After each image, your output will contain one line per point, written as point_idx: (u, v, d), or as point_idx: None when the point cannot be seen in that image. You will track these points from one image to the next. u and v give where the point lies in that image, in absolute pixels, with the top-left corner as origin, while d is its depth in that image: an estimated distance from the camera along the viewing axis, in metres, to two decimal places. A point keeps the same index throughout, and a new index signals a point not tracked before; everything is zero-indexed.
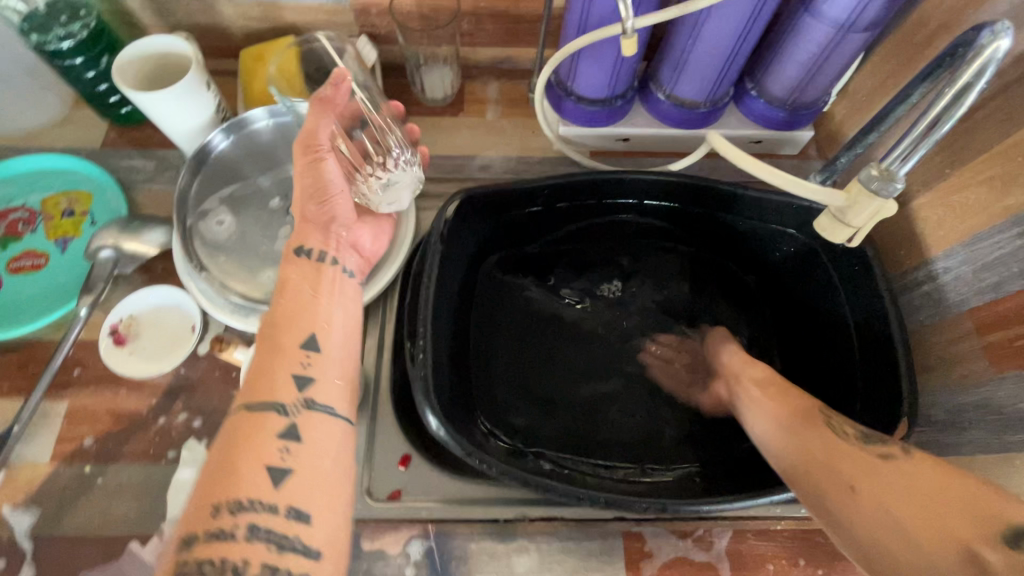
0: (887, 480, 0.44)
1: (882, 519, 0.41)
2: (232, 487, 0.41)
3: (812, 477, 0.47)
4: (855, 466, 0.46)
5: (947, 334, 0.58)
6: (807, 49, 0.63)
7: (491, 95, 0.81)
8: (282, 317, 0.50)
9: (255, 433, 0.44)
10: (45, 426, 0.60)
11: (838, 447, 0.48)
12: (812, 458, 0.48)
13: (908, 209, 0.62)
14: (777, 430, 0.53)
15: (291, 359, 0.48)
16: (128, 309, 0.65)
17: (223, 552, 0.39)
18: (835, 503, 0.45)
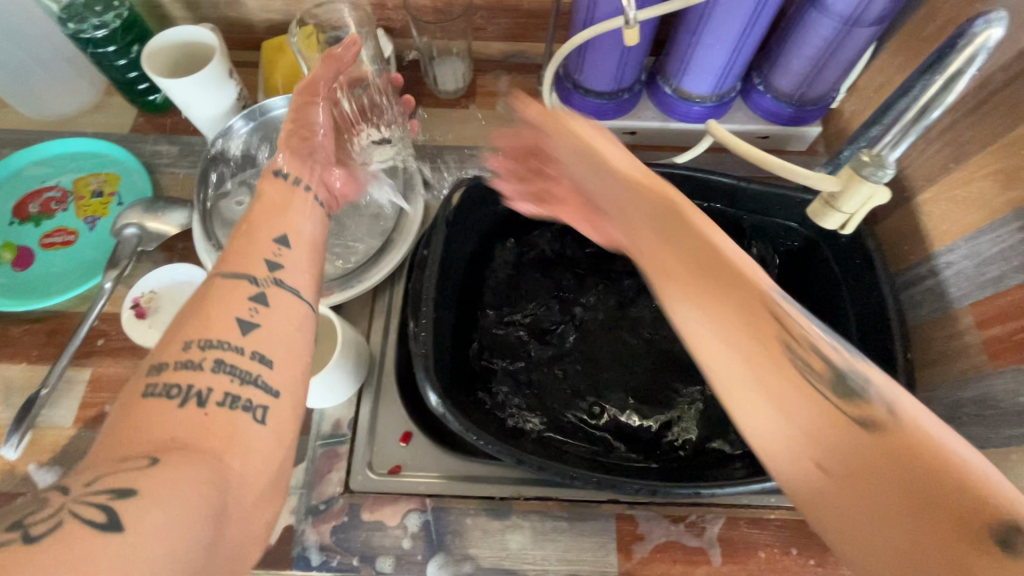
0: (874, 476, 0.33)
1: (855, 521, 0.34)
2: (205, 330, 0.41)
3: (783, 446, 0.37)
4: (826, 448, 0.35)
5: (948, 329, 0.58)
6: (813, 43, 0.63)
7: (502, 88, 0.83)
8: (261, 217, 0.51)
9: (227, 292, 0.44)
10: (69, 392, 0.64)
11: (820, 426, 0.35)
12: (798, 440, 0.36)
13: (913, 203, 0.62)
14: (744, 390, 0.38)
15: (257, 248, 0.48)
16: (150, 285, 0.67)
17: (189, 378, 0.38)
18: (796, 477, 0.36)
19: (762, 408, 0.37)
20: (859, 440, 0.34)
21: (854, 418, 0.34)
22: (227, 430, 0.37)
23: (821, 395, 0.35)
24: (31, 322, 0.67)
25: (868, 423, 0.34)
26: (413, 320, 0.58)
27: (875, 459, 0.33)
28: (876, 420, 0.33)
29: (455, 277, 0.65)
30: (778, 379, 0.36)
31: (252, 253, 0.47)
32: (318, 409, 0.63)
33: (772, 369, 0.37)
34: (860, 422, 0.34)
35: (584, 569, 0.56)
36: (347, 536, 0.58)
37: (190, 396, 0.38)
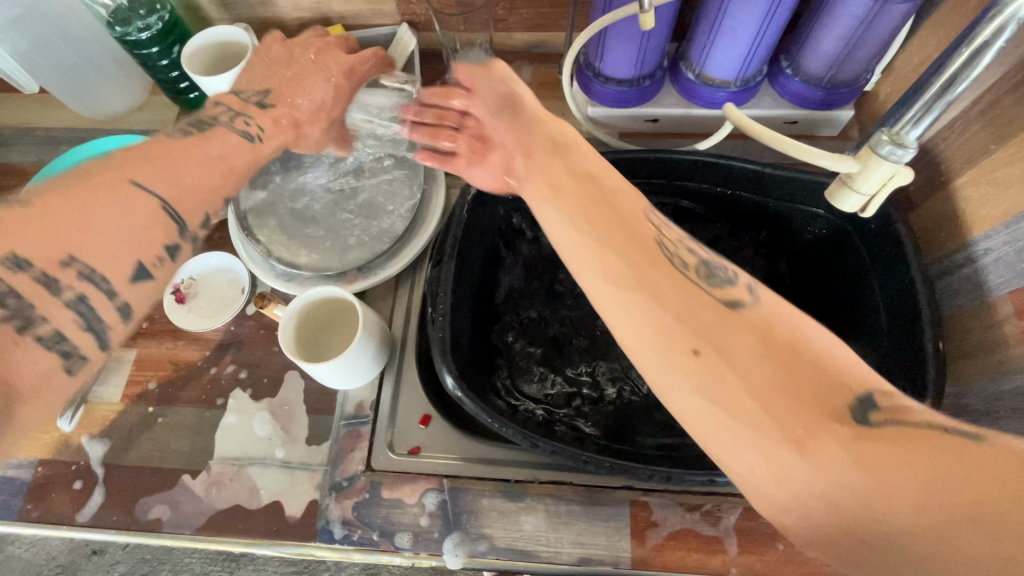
0: (766, 374, 0.37)
1: (711, 393, 0.37)
2: (89, 246, 0.46)
3: (684, 385, 0.38)
4: (706, 333, 0.39)
5: (985, 319, 0.55)
6: (843, 22, 0.61)
7: (524, 79, 0.84)
8: (196, 156, 0.55)
9: (137, 219, 0.49)
10: (117, 370, 0.69)
11: (699, 315, 0.40)
12: (663, 334, 0.39)
13: (948, 187, 0.59)
14: (620, 297, 0.41)
15: (205, 197, 0.54)
16: (189, 272, 0.72)
17: (40, 298, 0.45)
18: (675, 371, 0.38)
19: (635, 306, 0.41)
20: (753, 342, 0.38)
21: (725, 302, 0.40)
22: (34, 364, 0.45)
23: (710, 293, 0.41)
24: None
25: (733, 303, 0.40)
26: (431, 305, 0.60)
27: (756, 346, 0.38)
28: (743, 299, 0.41)
29: (474, 265, 0.66)
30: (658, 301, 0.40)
31: (198, 201, 0.53)
32: (342, 391, 0.65)
33: (654, 275, 0.42)
34: (727, 304, 0.40)
35: (597, 553, 0.57)
36: (368, 512, 0.60)
37: (21, 314, 0.44)
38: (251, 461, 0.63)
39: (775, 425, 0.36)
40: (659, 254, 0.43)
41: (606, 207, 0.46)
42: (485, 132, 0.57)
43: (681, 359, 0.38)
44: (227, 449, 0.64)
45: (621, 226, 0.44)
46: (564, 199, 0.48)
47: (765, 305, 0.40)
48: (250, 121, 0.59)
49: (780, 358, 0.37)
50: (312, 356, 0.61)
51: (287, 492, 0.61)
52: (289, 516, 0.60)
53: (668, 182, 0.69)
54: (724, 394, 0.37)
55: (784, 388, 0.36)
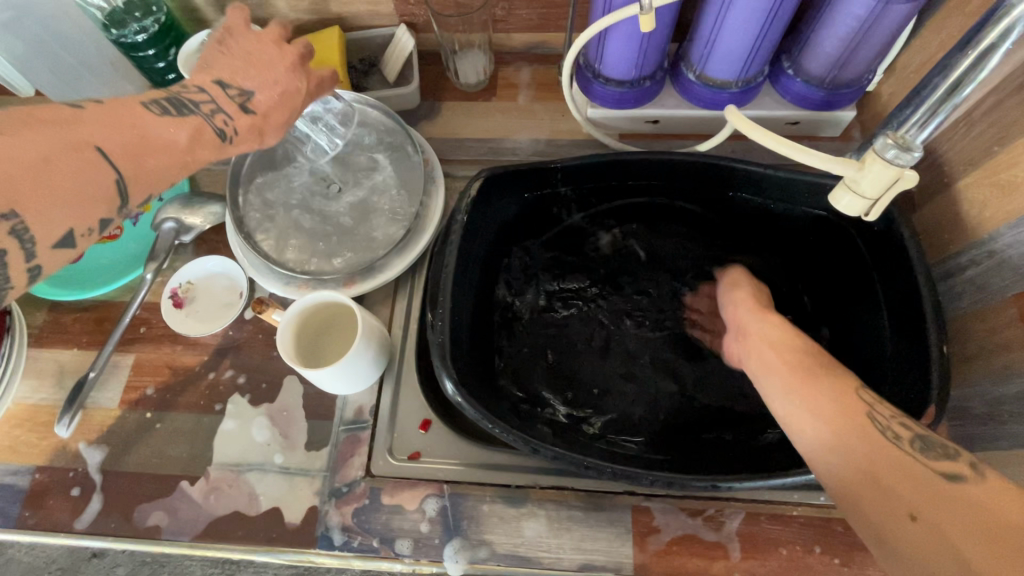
0: (961, 517, 0.37)
1: (841, 452, 0.45)
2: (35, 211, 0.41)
3: (786, 393, 0.51)
4: (928, 501, 0.40)
5: (989, 322, 0.55)
6: (845, 22, 0.60)
7: (523, 79, 0.83)
8: (166, 141, 0.49)
9: (88, 186, 0.43)
10: (115, 375, 0.68)
11: (890, 473, 0.42)
12: (863, 477, 0.43)
13: (952, 189, 0.59)
14: (824, 456, 0.46)
15: (160, 183, 0.49)
16: (186, 276, 0.72)
17: None
18: (894, 532, 0.40)
19: (819, 434, 0.47)
20: (955, 487, 0.39)
21: (947, 472, 0.41)
22: None
23: (923, 461, 0.42)
24: (81, 311, 0.72)
25: (957, 475, 0.40)
26: (431, 309, 0.59)
27: (961, 492, 0.39)
28: (966, 470, 0.40)
29: (474, 268, 0.66)
30: (813, 437, 0.47)
31: (153, 183, 0.49)
32: (341, 395, 0.65)
33: (868, 449, 0.44)
34: (950, 473, 0.40)
35: (598, 559, 0.57)
36: (367, 518, 0.59)
37: None
38: (250, 467, 0.63)
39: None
40: (864, 421, 0.46)
41: (812, 376, 0.51)
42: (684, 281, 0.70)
43: (895, 521, 0.40)
44: (225, 455, 0.63)
45: (815, 387, 0.49)
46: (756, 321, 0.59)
47: (991, 482, 0.39)
48: (229, 119, 0.52)
49: (985, 505, 0.37)
50: (310, 360, 0.61)
51: (287, 498, 0.61)
52: (289, 523, 0.60)
53: (669, 183, 0.69)
54: (929, 531, 0.38)
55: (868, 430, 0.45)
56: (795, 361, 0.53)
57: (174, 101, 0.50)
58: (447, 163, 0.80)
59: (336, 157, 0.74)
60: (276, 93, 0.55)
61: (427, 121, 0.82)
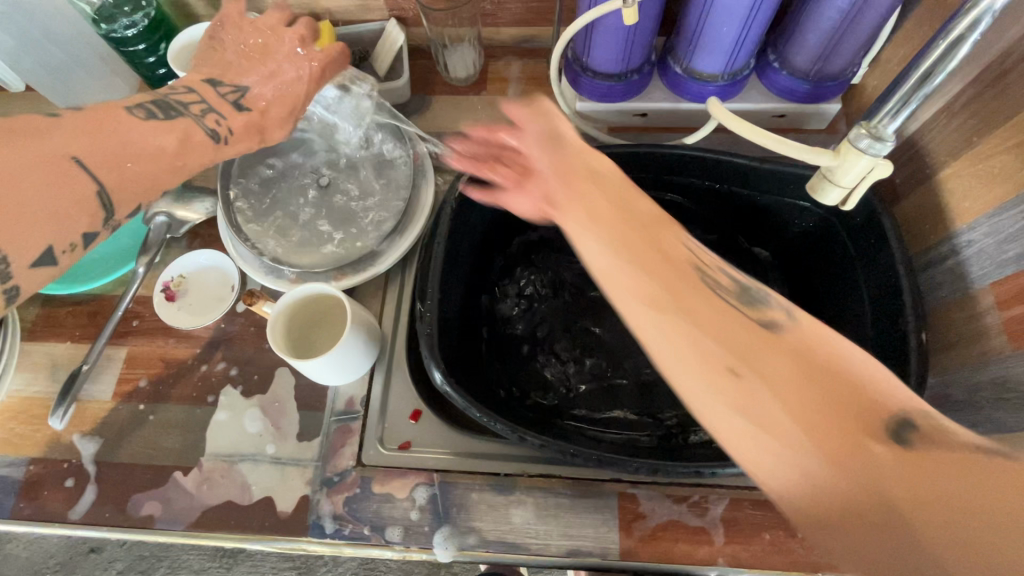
0: (780, 371, 0.38)
1: (798, 444, 0.36)
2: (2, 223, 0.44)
3: (702, 381, 0.38)
4: (749, 357, 0.38)
5: (968, 309, 0.56)
6: (829, 15, 0.61)
7: (514, 74, 0.84)
8: (149, 144, 0.53)
9: (65, 199, 0.47)
10: (108, 368, 0.69)
11: (726, 339, 0.39)
12: (704, 357, 0.39)
13: (933, 180, 0.59)
14: (668, 338, 0.40)
15: (149, 187, 0.54)
16: (178, 270, 0.73)
17: None
18: (714, 394, 0.38)
19: (757, 434, 0.37)
20: (779, 348, 0.39)
21: (766, 325, 0.40)
22: None
23: (726, 307, 0.41)
24: (74, 305, 0.72)
25: (772, 326, 0.40)
26: (420, 301, 0.60)
27: (777, 348, 0.39)
28: (783, 321, 0.40)
29: (464, 261, 0.67)
30: (671, 325, 0.40)
31: (143, 190, 0.53)
32: (332, 387, 0.66)
33: (690, 309, 0.41)
34: (772, 330, 0.40)
35: (585, 545, 0.58)
36: (358, 506, 0.60)
37: None
38: (242, 458, 0.63)
39: (817, 445, 0.35)
40: (692, 281, 0.42)
41: (639, 225, 0.45)
42: (520, 159, 0.53)
43: (719, 380, 0.38)
44: (217, 446, 0.64)
45: (674, 287, 0.42)
46: (604, 227, 0.45)
47: (802, 326, 0.40)
48: (220, 119, 0.58)
49: (806, 365, 0.38)
50: (300, 351, 0.61)
51: (278, 488, 0.62)
52: (280, 512, 0.61)
53: (655, 177, 0.70)
54: (750, 389, 0.37)
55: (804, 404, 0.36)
56: (590, 200, 0.47)
57: (161, 105, 0.56)
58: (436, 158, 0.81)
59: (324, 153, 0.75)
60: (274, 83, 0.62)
61: (417, 115, 0.82)
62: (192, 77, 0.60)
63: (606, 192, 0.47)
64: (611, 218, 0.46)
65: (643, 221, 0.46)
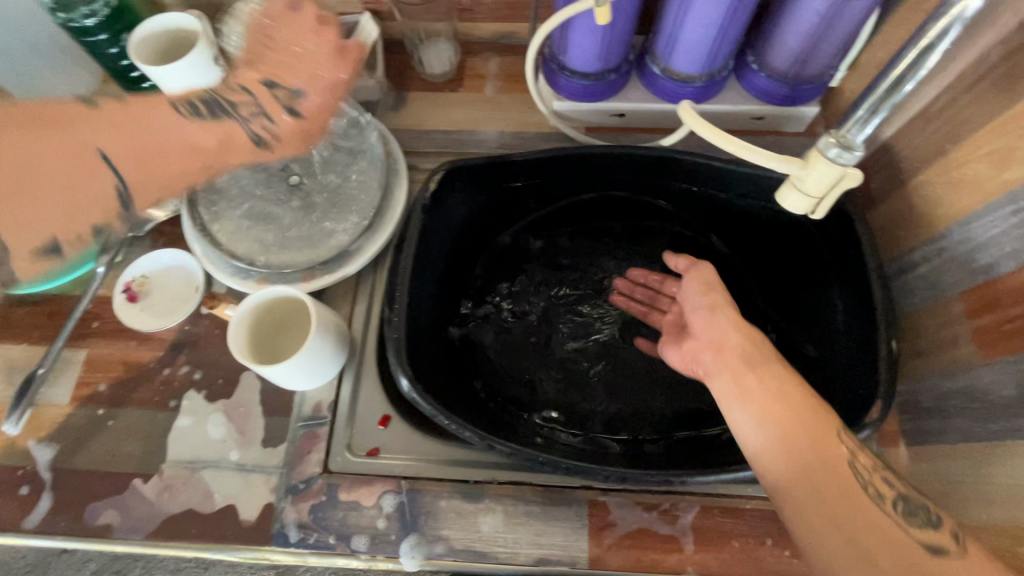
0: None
1: (859, 545, 0.42)
2: (33, 190, 0.60)
3: (810, 491, 0.45)
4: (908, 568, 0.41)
5: (938, 317, 0.55)
6: (806, 17, 0.60)
7: (491, 70, 0.82)
8: (192, 143, 0.65)
9: (79, 179, 0.62)
10: (65, 371, 0.66)
11: (875, 536, 0.43)
12: (859, 557, 0.42)
13: (906, 186, 0.59)
14: (826, 527, 0.44)
15: (175, 179, 0.65)
16: (141, 269, 0.70)
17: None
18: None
19: (817, 506, 0.44)
20: (941, 558, 0.41)
21: (927, 544, 0.42)
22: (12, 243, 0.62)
23: (907, 531, 0.43)
24: (30, 305, 0.70)
25: (937, 547, 0.42)
26: (387, 306, 0.59)
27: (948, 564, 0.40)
28: (946, 543, 0.42)
29: (434, 262, 0.66)
30: (846, 514, 0.44)
31: (165, 184, 0.65)
32: (299, 391, 0.64)
33: (859, 511, 0.44)
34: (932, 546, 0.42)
35: (555, 554, 0.57)
36: (323, 514, 0.59)
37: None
38: (205, 464, 0.62)
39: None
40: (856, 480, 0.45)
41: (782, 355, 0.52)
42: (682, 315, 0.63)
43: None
44: (179, 452, 0.62)
45: (827, 455, 0.46)
46: (761, 370, 0.50)
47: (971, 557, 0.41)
48: (267, 126, 0.66)
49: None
50: (265, 356, 0.60)
51: (242, 495, 0.60)
52: (243, 520, 0.59)
53: (629, 179, 0.70)
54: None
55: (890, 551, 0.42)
56: (778, 389, 0.49)
57: (210, 103, 0.65)
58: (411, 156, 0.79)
59: None
60: (324, 83, 0.66)
61: (392, 112, 0.80)
62: (251, 76, 0.66)
63: (787, 401, 0.48)
64: (770, 393, 0.49)
65: (799, 394, 0.48)
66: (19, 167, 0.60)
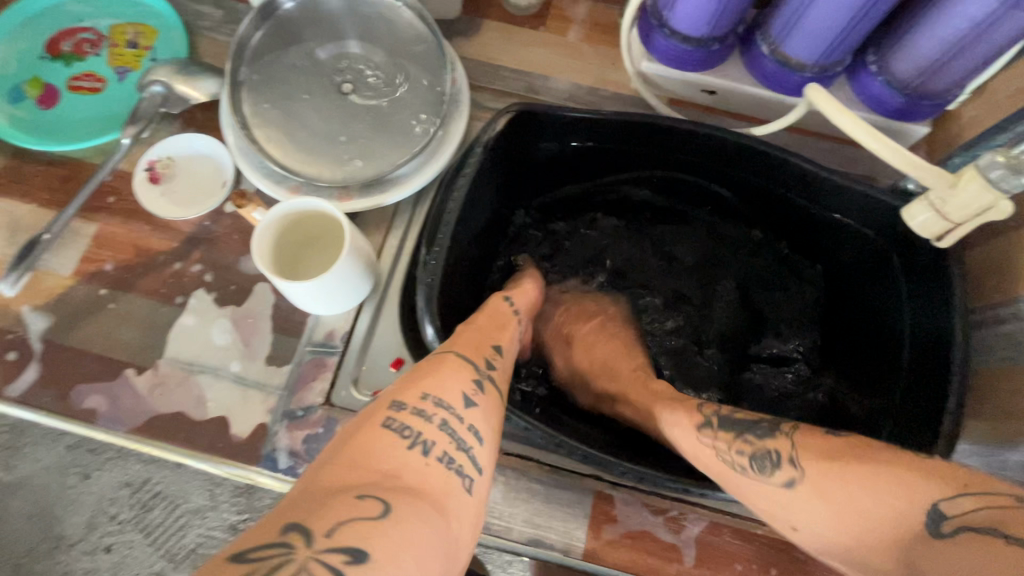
0: (809, 511, 0.40)
1: (774, 514, 0.43)
2: (362, 445, 0.38)
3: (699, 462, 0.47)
4: (782, 510, 0.42)
5: (1012, 384, 0.51)
6: (954, 22, 0.53)
7: (579, 14, 0.74)
8: (436, 387, 0.42)
9: (377, 443, 0.38)
10: (72, 242, 0.62)
11: (743, 484, 0.44)
12: (763, 513, 0.44)
13: (1012, 234, 0.53)
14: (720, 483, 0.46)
15: (422, 379, 0.43)
16: (167, 150, 0.65)
17: (393, 449, 0.38)
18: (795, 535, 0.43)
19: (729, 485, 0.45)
20: (795, 492, 0.41)
21: (782, 483, 0.41)
22: (395, 472, 0.36)
23: (768, 481, 0.42)
24: (47, 164, 0.65)
25: (788, 484, 0.41)
26: (427, 246, 0.55)
27: (801, 493, 0.41)
28: (795, 471, 0.41)
29: (481, 207, 0.62)
30: (735, 486, 0.45)
31: (421, 381, 0.42)
32: (313, 314, 0.60)
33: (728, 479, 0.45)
34: (785, 485, 0.41)
35: (549, 537, 0.54)
36: (317, 447, 0.56)
37: (419, 442, 0.38)
38: (203, 369, 0.59)
39: (778, 513, 0.42)
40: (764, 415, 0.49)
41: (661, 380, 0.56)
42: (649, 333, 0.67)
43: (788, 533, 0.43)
44: (178, 351, 0.59)
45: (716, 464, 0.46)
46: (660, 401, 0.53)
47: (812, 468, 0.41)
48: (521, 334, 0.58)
49: (822, 498, 0.40)
50: (291, 271, 0.56)
51: (236, 409, 0.57)
52: (233, 435, 0.57)
53: (697, 163, 0.64)
54: (812, 536, 0.41)
55: (771, 490, 0.42)
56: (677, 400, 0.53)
57: None
58: (476, 90, 0.73)
59: (350, 46, 0.66)
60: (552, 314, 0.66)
61: (463, 38, 0.74)
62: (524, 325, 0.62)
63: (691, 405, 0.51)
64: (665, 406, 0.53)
65: None
66: (404, 443, 0.38)
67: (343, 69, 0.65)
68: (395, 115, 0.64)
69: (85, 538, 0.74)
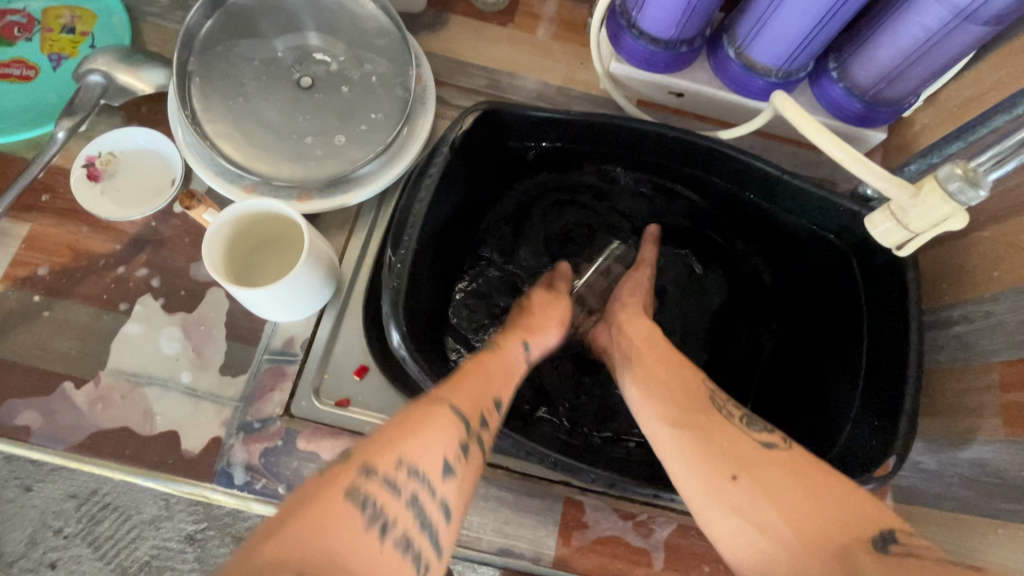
0: (768, 473, 0.41)
1: (722, 459, 0.43)
2: (319, 515, 0.34)
3: (670, 394, 0.49)
4: (743, 461, 0.43)
5: (963, 383, 0.53)
6: (912, 31, 0.54)
7: (548, 12, 0.73)
8: (417, 453, 0.39)
9: (335, 516, 0.34)
10: (1, 244, 0.58)
11: (715, 432, 0.45)
12: (706, 457, 0.43)
13: (963, 239, 0.55)
14: (672, 435, 0.46)
15: (404, 438, 0.39)
16: (109, 145, 0.60)
17: (352, 522, 0.34)
18: (712, 495, 0.42)
19: (683, 436, 0.45)
20: (772, 453, 0.43)
21: (764, 441, 0.44)
22: (347, 550, 0.33)
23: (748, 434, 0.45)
24: None
25: (769, 444, 0.44)
26: (392, 247, 0.53)
27: (774, 457, 0.43)
28: (779, 442, 0.44)
29: (446, 207, 0.60)
30: (705, 424, 0.46)
31: (400, 441, 0.39)
32: (271, 321, 0.57)
33: (702, 417, 0.46)
34: (766, 443, 0.44)
35: (519, 545, 0.54)
36: (276, 461, 0.53)
37: (381, 517, 0.35)
38: (150, 380, 0.55)
39: (725, 459, 0.43)
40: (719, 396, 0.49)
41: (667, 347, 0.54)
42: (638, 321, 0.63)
43: (719, 482, 0.42)
44: (123, 361, 0.56)
45: (690, 394, 0.48)
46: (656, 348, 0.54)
47: (794, 451, 0.44)
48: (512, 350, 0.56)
49: (794, 470, 0.41)
50: (247, 284, 0.53)
51: (187, 422, 0.54)
52: (185, 450, 0.53)
53: (664, 166, 0.64)
54: (744, 493, 0.41)
55: (745, 444, 0.44)
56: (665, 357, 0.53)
57: None
58: (442, 87, 0.71)
59: (309, 39, 0.62)
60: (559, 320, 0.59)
61: (429, 33, 0.71)
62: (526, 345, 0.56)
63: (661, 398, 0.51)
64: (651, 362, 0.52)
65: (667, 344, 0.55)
66: (365, 517, 0.35)
67: (301, 62, 0.62)
68: (357, 112, 0.61)
69: (27, 555, 0.68)
